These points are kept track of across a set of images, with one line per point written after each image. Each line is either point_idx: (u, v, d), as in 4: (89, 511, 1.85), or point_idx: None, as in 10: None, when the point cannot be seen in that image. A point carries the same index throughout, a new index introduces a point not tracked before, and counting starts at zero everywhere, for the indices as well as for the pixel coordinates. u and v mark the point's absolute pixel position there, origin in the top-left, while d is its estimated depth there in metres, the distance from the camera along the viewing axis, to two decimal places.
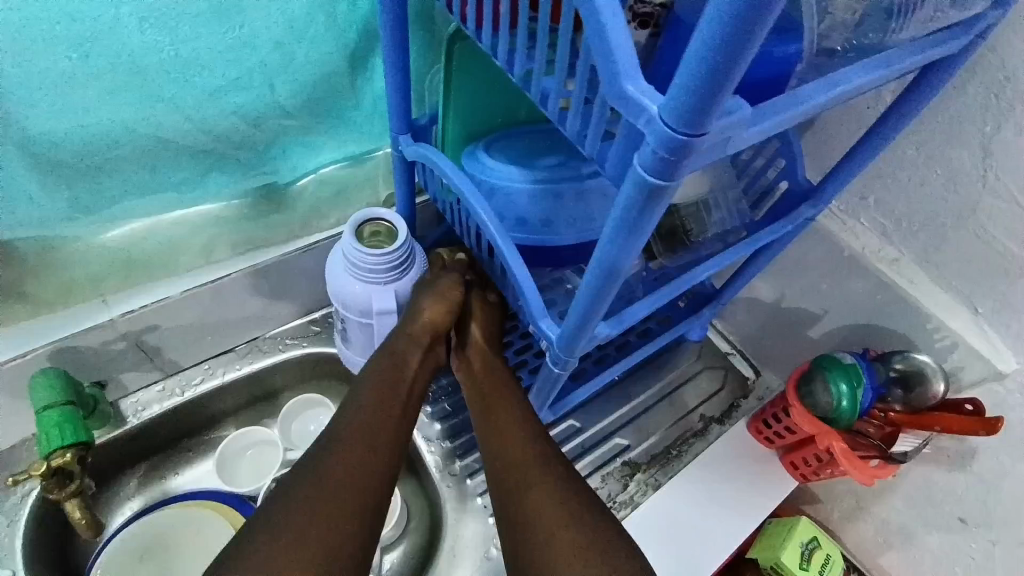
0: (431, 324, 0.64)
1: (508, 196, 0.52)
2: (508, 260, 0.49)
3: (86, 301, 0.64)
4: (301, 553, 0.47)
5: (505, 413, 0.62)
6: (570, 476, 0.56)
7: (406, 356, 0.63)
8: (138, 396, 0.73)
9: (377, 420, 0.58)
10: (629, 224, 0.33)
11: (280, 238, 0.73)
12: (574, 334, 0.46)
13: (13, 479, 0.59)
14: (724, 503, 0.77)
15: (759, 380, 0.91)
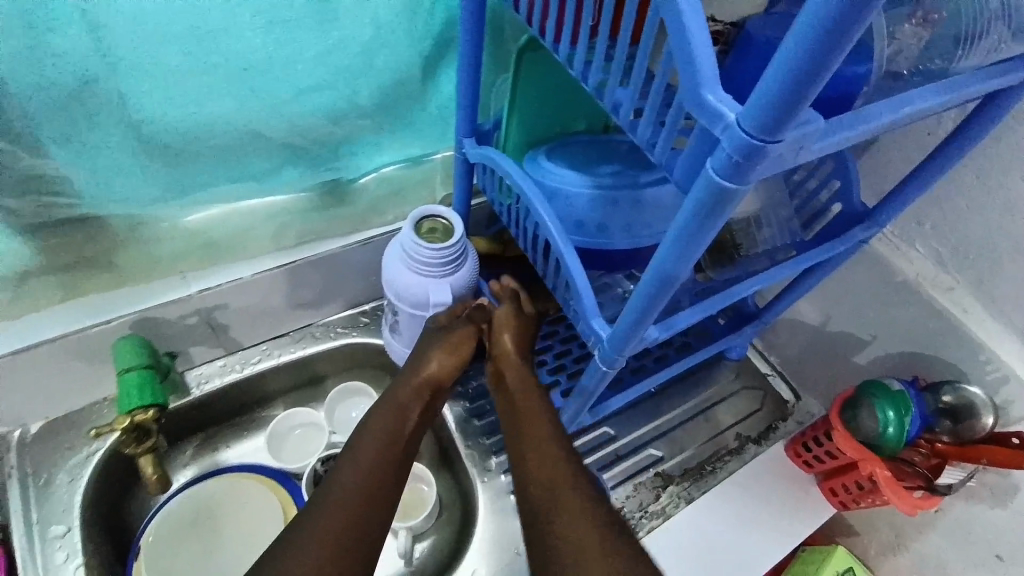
0: (434, 378, 0.64)
1: (567, 199, 0.54)
2: (564, 258, 0.51)
3: (167, 276, 0.68)
4: (341, 539, 0.49)
5: (534, 423, 0.60)
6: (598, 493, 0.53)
7: (408, 410, 0.62)
8: (202, 370, 0.78)
9: (393, 429, 0.60)
10: (695, 226, 0.35)
11: (340, 231, 0.76)
12: (626, 333, 0.48)
13: (95, 431, 0.65)
14: (758, 524, 0.77)
15: (799, 404, 0.90)
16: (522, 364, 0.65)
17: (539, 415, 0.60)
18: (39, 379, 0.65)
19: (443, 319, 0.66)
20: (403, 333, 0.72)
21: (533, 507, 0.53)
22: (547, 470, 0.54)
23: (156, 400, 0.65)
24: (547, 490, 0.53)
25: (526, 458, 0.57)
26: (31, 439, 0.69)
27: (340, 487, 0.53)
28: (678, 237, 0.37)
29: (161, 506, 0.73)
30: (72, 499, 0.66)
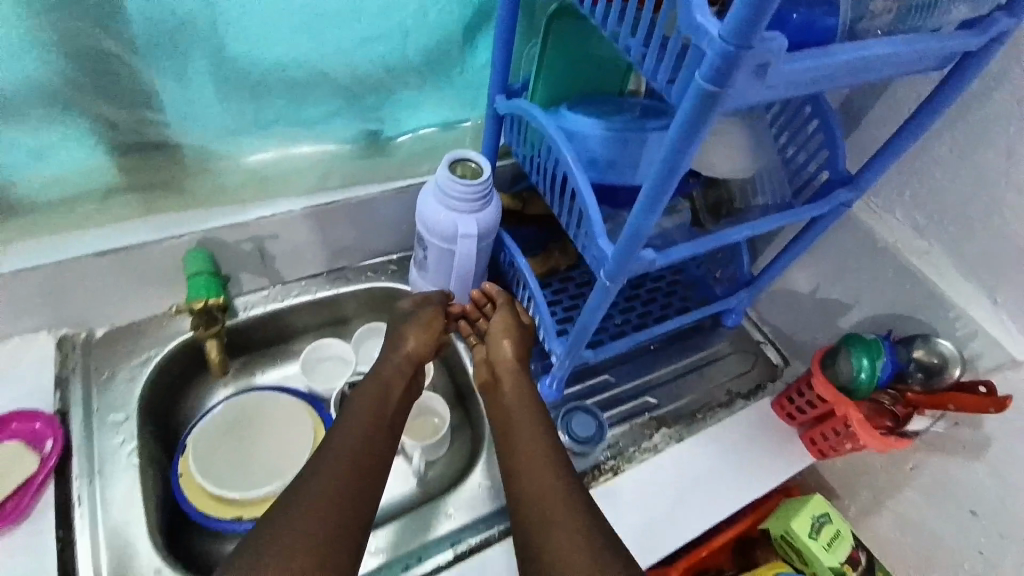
0: (414, 354, 0.77)
1: (583, 140, 0.63)
2: (577, 184, 0.59)
3: (228, 202, 0.77)
4: (333, 505, 0.58)
5: (529, 438, 0.70)
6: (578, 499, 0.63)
7: (391, 385, 0.74)
8: (248, 297, 0.87)
9: (376, 407, 0.70)
10: (688, 131, 0.44)
11: (377, 179, 0.84)
12: (628, 248, 0.56)
13: (174, 310, 0.75)
14: (741, 468, 0.84)
15: (788, 368, 0.97)
16: (517, 371, 0.77)
17: (530, 424, 0.71)
18: (108, 282, 0.73)
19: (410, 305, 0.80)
20: (431, 270, 0.80)
21: (526, 521, 0.62)
22: (535, 481, 0.65)
23: (214, 293, 0.73)
24: (540, 497, 0.63)
25: (518, 469, 0.67)
26: (96, 340, 0.76)
27: (336, 459, 0.63)
28: (674, 150, 0.46)
29: (202, 417, 0.80)
30: (132, 393, 0.74)
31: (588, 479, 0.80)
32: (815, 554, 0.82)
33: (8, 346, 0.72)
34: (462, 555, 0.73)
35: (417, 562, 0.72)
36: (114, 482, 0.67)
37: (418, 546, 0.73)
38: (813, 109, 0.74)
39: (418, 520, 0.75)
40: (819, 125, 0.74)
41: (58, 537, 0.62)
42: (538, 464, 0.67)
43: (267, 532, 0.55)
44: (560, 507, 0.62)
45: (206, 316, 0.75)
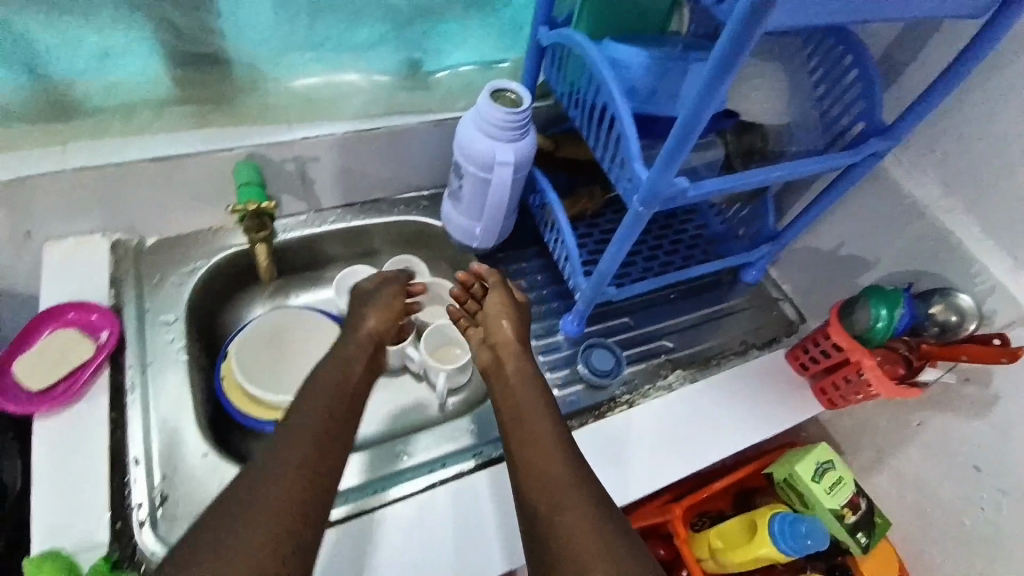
0: (376, 331, 0.79)
1: (624, 67, 0.64)
2: (616, 106, 0.61)
3: (276, 124, 0.79)
4: (309, 481, 0.59)
5: (535, 421, 0.70)
6: (588, 484, 0.64)
7: (354, 362, 0.74)
8: (287, 221, 0.91)
9: (341, 381, 0.70)
10: (740, 33, 0.46)
11: (417, 110, 0.85)
12: (664, 168, 0.57)
13: (227, 208, 0.75)
14: (752, 411, 0.87)
15: (803, 325, 1.00)
16: (519, 351, 0.78)
17: (534, 405, 0.72)
18: (158, 190, 0.77)
19: (372, 290, 0.82)
20: (464, 200, 0.82)
21: (539, 500, 0.63)
22: (546, 461, 0.66)
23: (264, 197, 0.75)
24: (549, 478, 0.64)
25: (523, 453, 0.68)
26: (146, 248, 0.81)
27: (302, 433, 0.62)
28: (719, 69, 0.49)
29: (242, 329, 0.84)
30: (181, 298, 0.79)
31: (605, 410, 0.84)
32: (815, 496, 0.87)
33: (65, 245, 0.77)
34: (436, 482, 0.76)
35: (383, 490, 0.74)
36: (163, 375, 0.72)
37: (388, 476, 0.76)
38: (853, 58, 0.72)
39: (385, 452, 0.77)
40: (857, 75, 0.72)
41: (112, 416, 0.67)
42: (545, 446, 0.67)
43: (249, 500, 0.55)
44: (568, 489, 0.63)
45: (258, 220, 0.76)
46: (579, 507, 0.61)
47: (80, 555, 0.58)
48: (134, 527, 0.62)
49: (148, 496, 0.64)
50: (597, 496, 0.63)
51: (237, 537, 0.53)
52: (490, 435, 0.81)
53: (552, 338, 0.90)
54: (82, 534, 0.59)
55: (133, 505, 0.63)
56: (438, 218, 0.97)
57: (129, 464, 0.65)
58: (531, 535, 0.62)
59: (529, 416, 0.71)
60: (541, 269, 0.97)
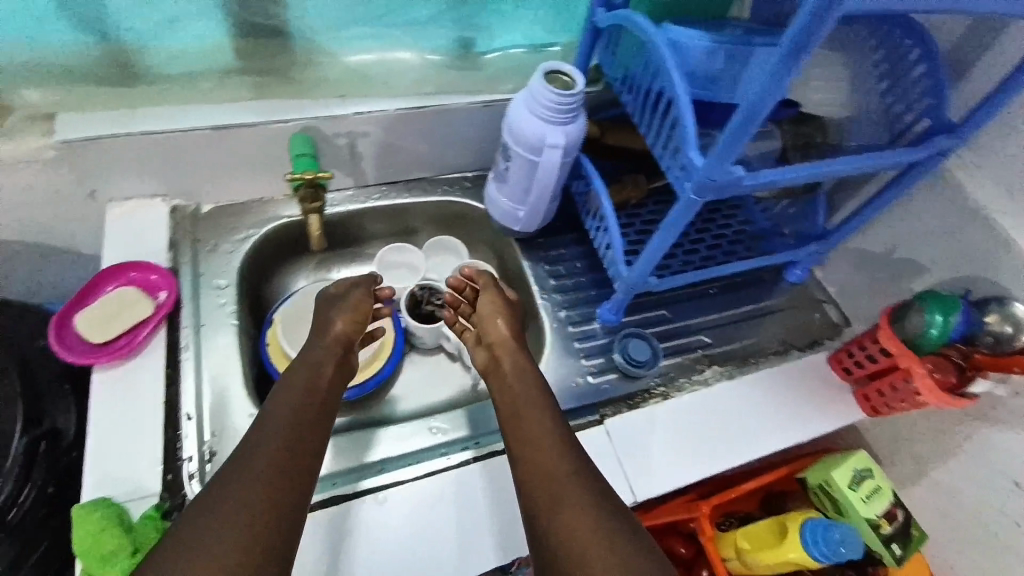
0: (343, 333, 0.77)
1: (685, 51, 0.63)
2: (675, 90, 0.60)
3: (331, 98, 0.80)
4: (273, 479, 0.58)
5: (530, 421, 0.69)
6: (587, 483, 0.62)
7: (323, 364, 0.72)
8: (334, 195, 0.92)
9: (306, 380, 0.69)
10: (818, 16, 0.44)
11: (468, 90, 0.85)
12: (722, 155, 0.56)
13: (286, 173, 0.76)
14: (791, 411, 0.85)
15: (848, 329, 0.97)
16: (515, 347, 0.78)
17: (532, 402, 0.71)
18: (215, 158, 0.79)
19: (341, 293, 0.80)
20: (509, 182, 0.83)
21: (536, 502, 0.62)
22: (547, 458, 0.65)
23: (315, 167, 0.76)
24: (548, 477, 0.63)
25: (521, 453, 0.67)
26: (202, 215, 0.84)
27: (264, 435, 0.62)
28: (786, 58, 0.48)
29: (288, 298, 0.86)
30: (232, 264, 0.82)
31: (638, 400, 0.83)
32: (851, 503, 0.85)
33: (127, 207, 0.80)
34: (442, 467, 0.74)
35: (358, 479, 0.72)
36: (214, 338, 0.75)
37: (363, 466, 0.74)
38: (921, 52, 0.68)
39: (356, 441, 0.75)
40: (925, 69, 0.68)
41: (167, 373, 0.70)
42: (541, 443, 0.66)
43: (230, 492, 0.56)
44: (568, 487, 0.62)
45: (312, 190, 0.79)
46: (579, 504, 0.60)
47: (132, 501, 0.61)
48: (184, 479, 0.64)
49: (198, 451, 0.66)
50: (598, 494, 0.61)
51: (220, 529, 0.53)
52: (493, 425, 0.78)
53: (589, 325, 0.90)
54: (136, 482, 0.62)
55: (184, 458, 0.65)
56: (481, 200, 0.97)
57: (181, 419, 0.68)
58: (534, 536, 0.61)
59: (523, 415, 0.70)
60: (581, 256, 0.96)
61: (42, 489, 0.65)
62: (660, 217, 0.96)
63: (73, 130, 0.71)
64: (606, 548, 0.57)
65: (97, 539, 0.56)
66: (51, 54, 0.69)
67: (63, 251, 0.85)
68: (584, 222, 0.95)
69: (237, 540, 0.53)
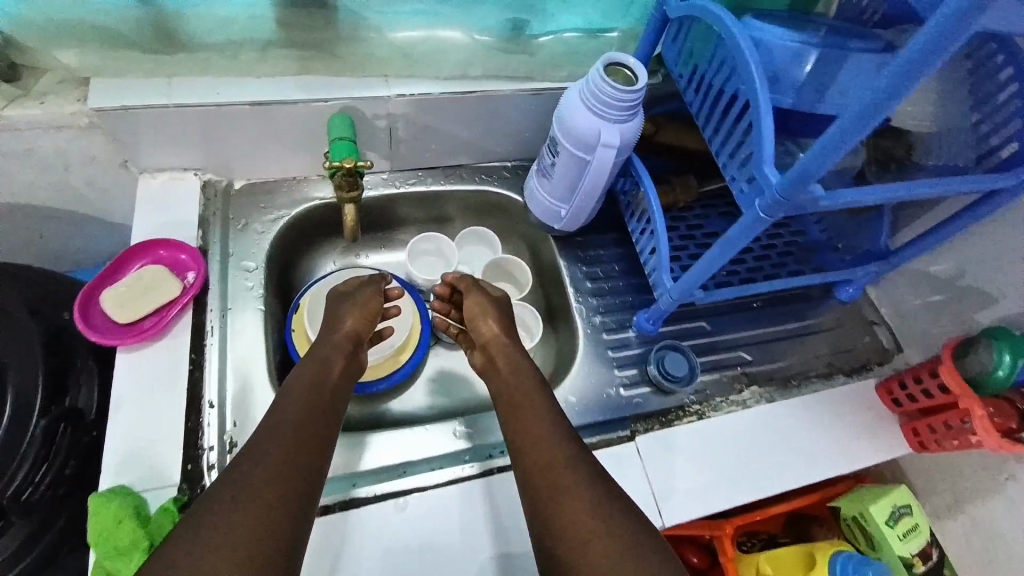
0: (353, 332, 0.74)
1: (769, 51, 0.57)
2: (758, 98, 0.55)
3: (372, 77, 0.76)
4: (276, 456, 0.57)
5: (533, 416, 0.66)
6: (593, 477, 0.60)
7: (332, 358, 0.70)
8: (368, 178, 0.89)
9: (317, 370, 0.68)
10: (950, 28, 0.39)
11: (519, 75, 0.80)
12: (802, 176, 0.51)
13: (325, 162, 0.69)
14: (831, 439, 0.80)
15: (899, 355, 0.92)
16: (508, 343, 0.76)
17: (535, 398, 0.68)
18: (250, 133, 0.76)
19: (350, 289, 0.78)
20: (553, 178, 0.78)
21: (541, 497, 0.59)
22: (551, 451, 0.62)
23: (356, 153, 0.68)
24: (551, 467, 0.61)
25: (525, 445, 0.64)
26: (233, 191, 0.81)
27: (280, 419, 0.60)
28: (901, 76, 0.42)
29: (315, 283, 0.84)
30: (261, 245, 0.79)
31: (672, 417, 0.80)
32: (886, 540, 0.81)
33: (159, 178, 0.78)
34: (464, 476, 0.72)
35: (353, 485, 0.70)
36: (240, 321, 0.73)
37: (366, 471, 0.72)
38: (1015, 70, 0.60)
39: (347, 445, 0.73)
40: (1018, 90, 0.60)
41: (192, 357, 0.68)
42: (548, 441, 0.63)
43: (231, 480, 0.54)
44: (572, 479, 0.59)
45: (350, 180, 0.70)
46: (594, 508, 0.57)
47: (150, 491, 0.60)
48: (203, 469, 0.63)
49: (219, 441, 0.65)
50: (607, 490, 0.59)
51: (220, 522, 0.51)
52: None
53: (624, 333, 0.85)
54: (156, 470, 0.61)
55: (205, 448, 0.64)
56: (519, 192, 0.93)
57: (204, 407, 0.66)
58: (536, 534, 0.58)
59: (527, 409, 0.67)
60: (620, 257, 0.92)
61: (59, 471, 0.63)
62: (706, 222, 0.91)
63: (105, 97, 0.68)
64: (622, 553, 0.54)
65: (114, 531, 0.56)
66: (84, 18, 0.66)
67: (92, 219, 0.83)
68: (627, 222, 0.90)
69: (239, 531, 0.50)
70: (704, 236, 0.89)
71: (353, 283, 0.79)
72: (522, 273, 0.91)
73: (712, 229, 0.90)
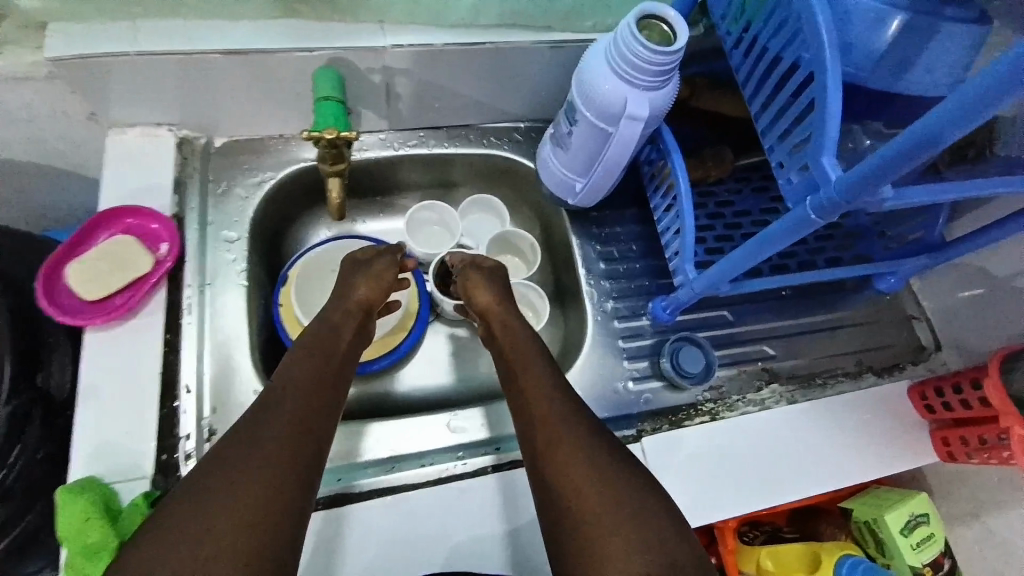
0: (365, 301, 0.67)
1: (847, 12, 0.47)
2: (824, 71, 0.45)
3: (368, 24, 0.66)
4: (272, 434, 0.52)
5: (537, 389, 0.61)
6: (601, 458, 0.55)
7: (340, 328, 0.64)
8: (364, 138, 0.80)
9: (329, 342, 0.62)
10: None
11: (538, 24, 0.69)
12: (859, 186, 0.42)
13: (303, 133, 0.60)
14: (854, 446, 0.74)
15: (935, 355, 0.85)
16: (504, 309, 0.70)
17: (535, 368, 0.63)
18: (230, 87, 0.67)
19: (363, 257, 0.71)
20: (570, 150, 0.69)
21: (541, 476, 0.56)
22: (553, 425, 0.57)
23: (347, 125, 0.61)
24: (551, 442, 0.56)
25: (523, 412, 0.60)
26: (214, 149, 0.73)
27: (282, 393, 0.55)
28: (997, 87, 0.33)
29: (304, 254, 0.77)
30: (245, 213, 0.72)
31: (682, 417, 0.74)
32: (898, 549, 0.77)
33: (130, 135, 0.69)
34: (456, 474, 0.66)
35: (348, 482, 0.65)
36: (222, 298, 0.68)
37: (359, 463, 0.67)
38: None
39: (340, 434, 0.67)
40: None
41: (166, 338, 0.63)
42: (563, 418, 0.58)
43: (223, 454, 0.50)
44: (574, 460, 0.55)
45: (333, 151, 0.62)
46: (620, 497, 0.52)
47: (122, 483, 0.56)
48: (180, 459, 0.59)
49: (196, 428, 0.61)
50: (617, 474, 0.54)
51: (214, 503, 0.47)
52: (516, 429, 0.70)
53: (638, 322, 0.79)
54: (128, 461, 0.57)
55: (181, 436, 0.60)
56: (531, 158, 0.83)
57: (180, 392, 0.62)
58: (543, 513, 0.55)
59: (530, 379, 0.62)
60: (638, 236, 0.84)
61: (31, 455, 0.60)
62: (736, 199, 0.81)
63: (62, 45, 0.59)
64: (642, 544, 0.49)
65: (84, 527, 0.52)
66: None
67: (65, 177, 0.76)
68: (649, 197, 0.81)
69: (234, 513, 0.46)
70: (733, 215, 0.80)
71: (357, 258, 0.71)
72: (531, 248, 0.83)
73: (743, 208, 0.80)
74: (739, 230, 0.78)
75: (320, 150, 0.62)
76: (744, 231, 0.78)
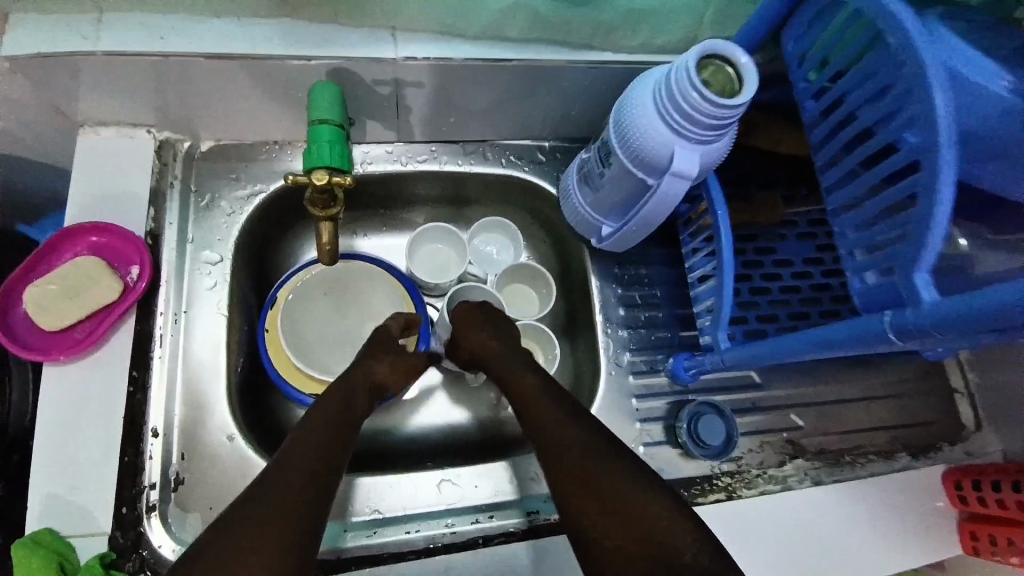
0: (387, 377, 0.61)
1: (974, 96, 0.41)
2: (938, 161, 0.36)
3: (375, 29, 0.56)
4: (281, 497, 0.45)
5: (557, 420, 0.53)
6: (627, 478, 0.48)
7: (356, 390, 0.57)
8: (369, 149, 0.71)
9: (341, 401, 0.55)
10: None
11: (573, 42, 0.59)
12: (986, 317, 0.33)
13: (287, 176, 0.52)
14: (884, 537, 0.67)
15: (977, 435, 0.77)
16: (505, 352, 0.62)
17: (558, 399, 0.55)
18: (211, 89, 0.58)
19: (393, 328, 0.65)
20: (600, 191, 0.60)
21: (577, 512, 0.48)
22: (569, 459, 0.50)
23: (344, 165, 0.53)
24: (572, 469, 0.49)
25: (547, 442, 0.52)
26: (201, 154, 0.66)
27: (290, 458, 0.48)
28: None
29: (294, 275, 0.70)
30: (230, 231, 0.65)
31: (696, 492, 0.67)
32: None
33: (104, 136, 0.62)
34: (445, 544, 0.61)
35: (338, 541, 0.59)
36: (201, 326, 0.62)
37: (337, 524, 0.61)
38: None
39: None
40: None
41: (133, 375, 0.57)
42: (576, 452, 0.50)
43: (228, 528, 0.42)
44: (603, 477, 0.48)
45: (325, 195, 0.54)
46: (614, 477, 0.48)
47: (79, 537, 0.51)
48: (142, 511, 0.54)
49: (163, 477, 0.56)
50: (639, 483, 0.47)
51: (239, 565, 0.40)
52: (516, 492, 0.65)
53: (655, 379, 0.72)
54: (84, 513, 0.52)
55: (146, 485, 0.55)
56: (554, 182, 0.75)
57: (146, 436, 0.57)
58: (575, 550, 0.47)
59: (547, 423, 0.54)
60: (664, 278, 0.76)
61: None
62: (778, 245, 0.72)
63: (20, 38, 0.51)
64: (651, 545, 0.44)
65: None
66: None
67: (36, 179, 0.68)
68: (682, 241, 0.72)
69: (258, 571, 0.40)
70: (773, 264, 0.71)
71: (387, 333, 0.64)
72: (546, 281, 0.75)
73: (785, 256, 0.71)
74: (778, 282, 0.70)
75: (308, 190, 0.54)
76: (785, 288, 0.70)
